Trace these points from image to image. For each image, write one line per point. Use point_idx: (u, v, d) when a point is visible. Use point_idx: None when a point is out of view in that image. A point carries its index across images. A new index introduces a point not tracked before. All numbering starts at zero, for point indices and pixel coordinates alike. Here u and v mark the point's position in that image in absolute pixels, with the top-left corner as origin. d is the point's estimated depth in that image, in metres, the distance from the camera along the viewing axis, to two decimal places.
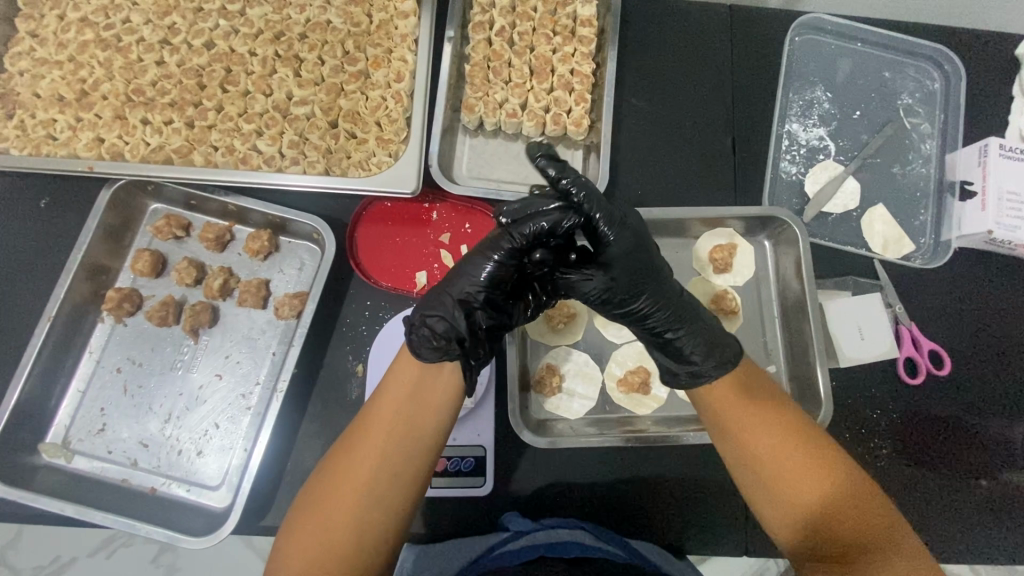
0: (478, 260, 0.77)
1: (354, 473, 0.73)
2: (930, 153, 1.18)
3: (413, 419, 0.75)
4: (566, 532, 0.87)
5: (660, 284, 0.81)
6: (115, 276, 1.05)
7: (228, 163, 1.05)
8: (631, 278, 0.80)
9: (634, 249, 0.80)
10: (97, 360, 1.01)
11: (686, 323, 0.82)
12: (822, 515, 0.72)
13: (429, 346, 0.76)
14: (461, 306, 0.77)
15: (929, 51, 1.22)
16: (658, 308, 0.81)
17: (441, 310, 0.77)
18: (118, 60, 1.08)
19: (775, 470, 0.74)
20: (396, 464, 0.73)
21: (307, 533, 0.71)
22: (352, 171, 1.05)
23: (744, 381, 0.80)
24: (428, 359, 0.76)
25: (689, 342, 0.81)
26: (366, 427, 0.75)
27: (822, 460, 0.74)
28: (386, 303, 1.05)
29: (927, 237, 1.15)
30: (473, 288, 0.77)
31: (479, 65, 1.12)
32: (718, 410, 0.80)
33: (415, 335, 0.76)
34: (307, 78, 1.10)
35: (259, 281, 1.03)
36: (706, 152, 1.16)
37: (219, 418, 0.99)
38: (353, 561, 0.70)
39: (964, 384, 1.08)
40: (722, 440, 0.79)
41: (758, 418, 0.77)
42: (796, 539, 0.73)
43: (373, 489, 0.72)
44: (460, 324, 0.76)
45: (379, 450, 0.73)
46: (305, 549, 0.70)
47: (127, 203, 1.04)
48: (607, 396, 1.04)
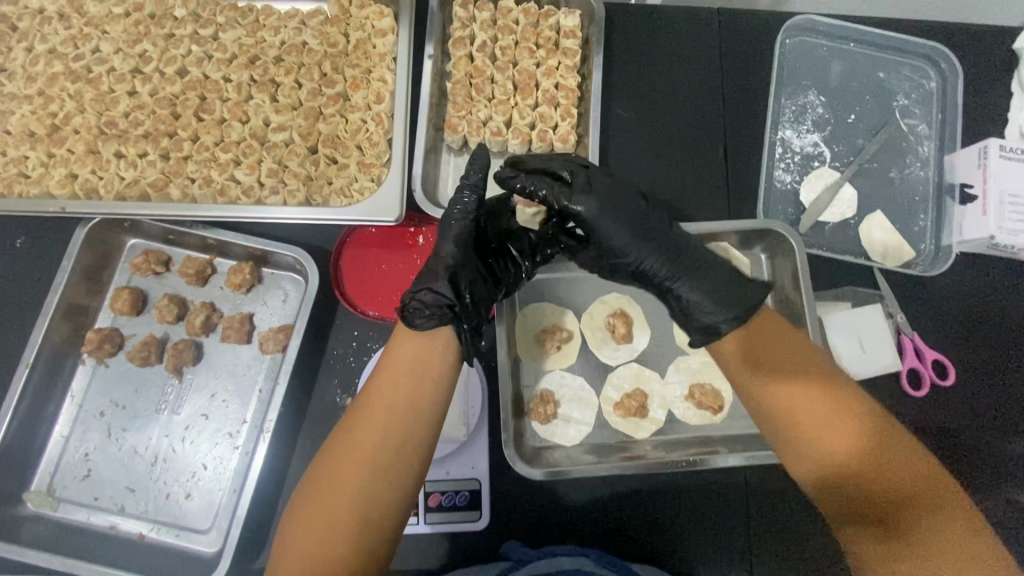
0: (445, 238, 0.81)
1: (358, 450, 0.70)
2: (928, 156, 1.15)
3: (412, 393, 0.73)
4: (568, 560, 0.86)
5: (652, 234, 0.78)
6: (95, 316, 1.02)
7: (206, 196, 1.01)
8: (617, 237, 0.77)
9: (612, 207, 0.77)
10: (80, 404, 0.98)
11: (688, 271, 0.77)
12: (860, 478, 0.66)
13: (423, 316, 0.77)
14: (444, 270, 0.79)
15: (924, 49, 1.18)
16: (654, 260, 0.77)
17: (428, 284, 0.78)
18: (88, 92, 1.05)
19: (800, 427, 0.70)
20: (399, 437, 0.71)
21: (309, 514, 0.69)
22: (334, 198, 1.03)
23: (762, 330, 0.76)
24: (421, 329, 0.76)
25: (687, 290, 0.77)
26: (367, 404, 0.73)
27: (857, 415, 0.68)
28: (373, 332, 1.03)
29: (927, 242, 1.12)
30: (453, 252, 0.80)
31: (461, 83, 1.09)
32: (740, 364, 0.75)
33: (406, 313, 0.77)
34: (285, 103, 1.06)
35: (242, 315, 1.00)
36: (697, 163, 1.13)
37: (207, 459, 0.97)
38: (357, 537, 0.68)
39: (969, 393, 1.05)
40: (753, 402, 0.74)
41: (782, 372, 0.71)
42: (828, 500, 0.69)
43: (376, 463, 0.70)
44: (446, 292, 0.77)
45: (383, 427, 0.71)
46: (310, 529, 0.68)
47: (103, 241, 1.01)
48: (604, 420, 1.01)
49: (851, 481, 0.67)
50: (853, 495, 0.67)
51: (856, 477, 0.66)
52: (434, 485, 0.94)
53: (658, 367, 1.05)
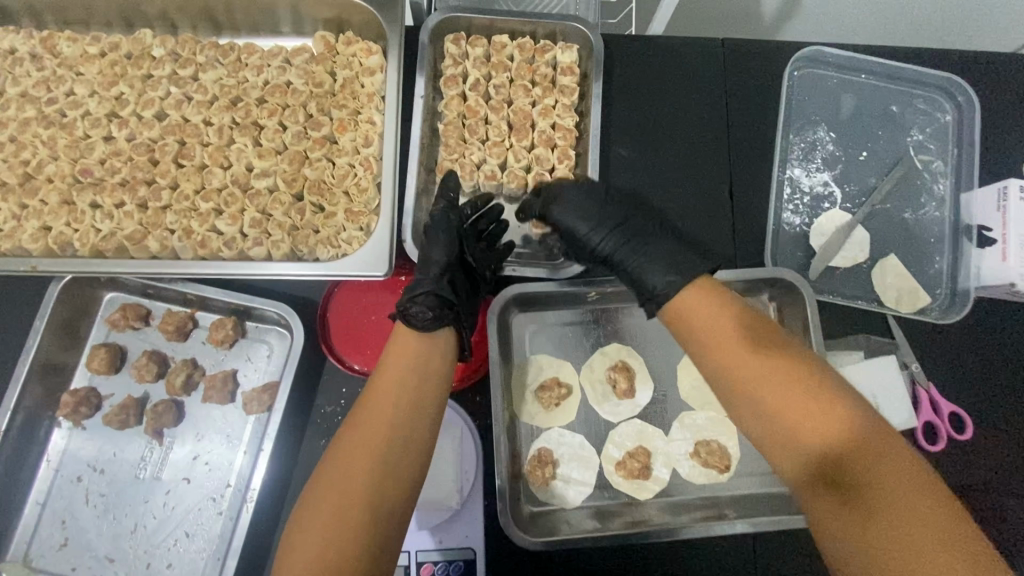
0: (437, 250, 0.88)
1: (367, 437, 0.70)
2: (943, 194, 1.10)
3: (420, 375, 0.76)
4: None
5: (610, 222, 0.89)
6: (72, 374, 0.98)
7: (186, 248, 0.96)
8: (582, 227, 0.89)
9: (579, 204, 0.90)
10: (57, 469, 0.94)
11: (641, 251, 0.85)
12: (809, 441, 0.63)
13: (426, 318, 0.81)
14: (437, 272, 0.86)
15: (939, 81, 1.13)
16: (611, 244, 0.87)
17: (424, 288, 0.83)
18: (63, 139, 1.00)
19: (748, 389, 0.68)
20: (410, 417, 0.73)
21: (322, 500, 0.66)
22: (320, 249, 0.98)
23: (716, 296, 0.75)
24: (423, 328, 0.80)
25: (661, 266, 0.81)
26: (374, 397, 0.74)
27: (803, 377, 0.66)
28: (362, 389, 0.98)
29: (943, 286, 1.07)
30: (443, 256, 0.88)
31: (454, 123, 1.04)
32: (692, 324, 0.75)
33: (404, 316, 0.81)
34: (268, 148, 1.01)
35: (225, 374, 0.96)
36: (701, 205, 1.08)
37: (189, 526, 0.93)
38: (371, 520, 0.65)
39: (986, 449, 1.01)
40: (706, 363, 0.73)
41: (730, 335, 0.71)
42: (789, 465, 0.65)
43: (390, 443, 0.70)
44: (443, 293, 0.83)
45: (391, 416, 0.72)
46: (323, 514, 0.65)
47: (79, 297, 0.96)
48: (605, 480, 0.97)
49: (804, 442, 0.64)
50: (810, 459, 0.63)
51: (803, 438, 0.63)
52: (427, 556, 0.89)
53: (662, 423, 1.00)
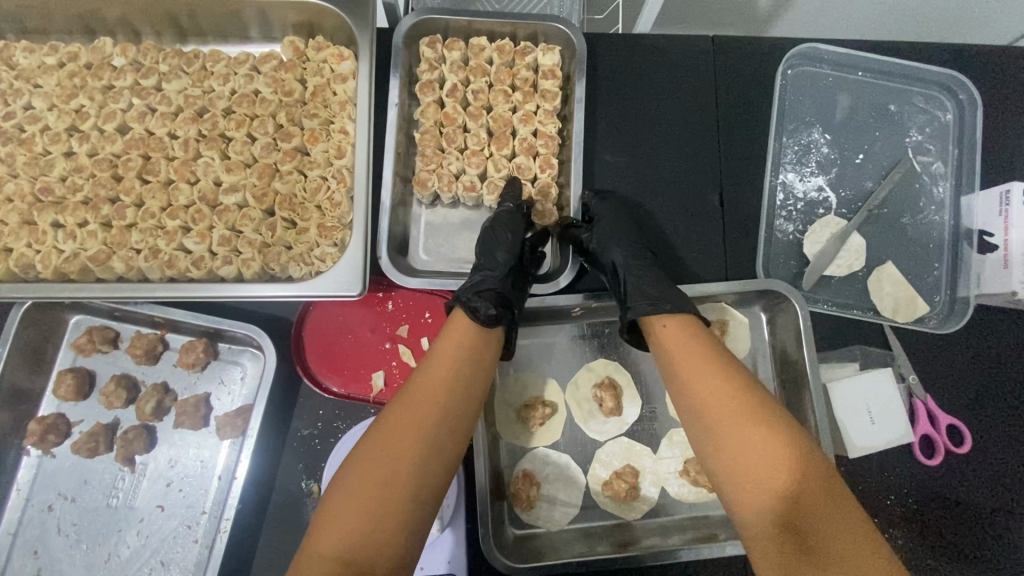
0: (500, 246, 0.89)
1: (413, 423, 0.67)
2: (943, 198, 1.06)
3: (474, 351, 0.76)
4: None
5: (631, 239, 0.91)
6: (39, 401, 0.95)
7: (152, 268, 0.93)
8: (607, 232, 0.91)
9: (616, 215, 0.94)
10: (25, 498, 0.91)
11: (641, 274, 0.86)
12: (773, 482, 0.64)
13: (486, 312, 0.79)
14: (501, 270, 0.86)
15: (940, 78, 1.07)
16: (620, 256, 0.89)
17: (489, 284, 0.83)
18: (21, 155, 0.96)
19: (726, 428, 0.69)
20: (462, 391, 0.73)
21: (373, 460, 0.65)
22: (292, 267, 0.94)
23: (704, 337, 0.77)
24: (487, 325, 0.79)
25: (648, 291, 0.84)
26: (424, 383, 0.71)
27: (771, 422, 0.68)
28: (340, 411, 0.95)
29: (943, 294, 1.03)
30: (506, 256, 0.88)
31: (430, 132, 0.99)
32: (675, 358, 0.76)
33: (466, 305, 0.79)
34: (237, 161, 0.97)
35: (197, 398, 0.93)
36: (690, 213, 1.03)
37: (163, 554, 0.90)
38: (422, 483, 0.65)
39: (985, 463, 0.98)
40: (681, 394, 0.74)
41: (716, 375, 0.72)
42: (750, 508, 0.65)
43: (443, 414, 0.70)
44: (505, 292, 0.83)
45: (441, 404, 0.70)
46: (373, 474, 0.64)
47: (42, 321, 0.93)
48: (591, 501, 0.94)
49: (769, 488, 0.64)
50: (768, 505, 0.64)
51: (766, 479, 0.65)
52: None
53: (650, 441, 0.97)
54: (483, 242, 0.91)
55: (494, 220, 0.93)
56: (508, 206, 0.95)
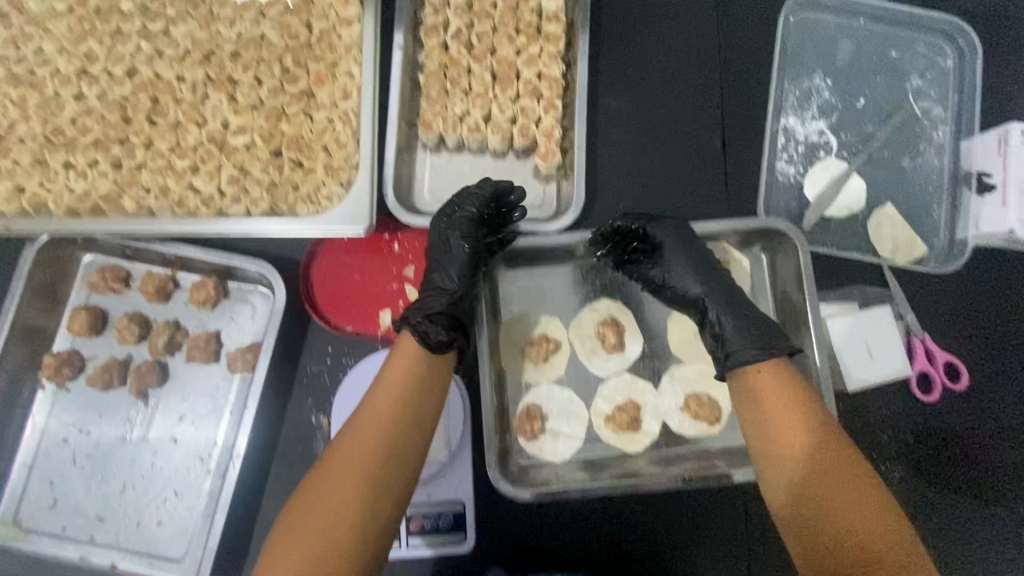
0: (453, 257, 0.87)
1: (360, 455, 0.71)
2: (942, 142, 1.06)
3: (421, 376, 0.79)
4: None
5: (708, 267, 0.86)
6: (53, 338, 0.96)
7: (163, 207, 0.94)
8: (685, 265, 0.86)
9: (683, 238, 0.88)
10: (42, 431, 0.93)
11: (734, 310, 0.82)
12: (841, 518, 0.67)
13: (436, 337, 0.81)
14: (456, 290, 0.86)
15: (941, 24, 1.08)
16: (711, 293, 0.84)
17: (438, 307, 0.83)
18: (33, 97, 0.97)
19: (808, 473, 0.70)
20: (408, 416, 0.76)
21: (317, 485, 0.70)
22: (300, 206, 0.95)
23: (797, 379, 0.77)
24: (436, 349, 0.80)
25: (750, 330, 0.80)
26: (370, 413, 0.75)
27: (847, 464, 0.70)
28: (349, 348, 0.97)
29: (942, 236, 1.04)
30: (461, 274, 0.87)
31: (435, 75, 1.00)
32: (755, 391, 0.77)
33: (415, 331, 0.80)
34: (244, 103, 0.98)
35: (209, 334, 0.95)
36: (692, 156, 1.04)
37: (178, 484, 0.93)
38: (367, 505, 0.69)
39: (981, 399, 0.99)
40: (754, 428, 0.77)
41: (801, 416, 0.73)
42: (812, 541, 0.68)
43: (386, 439, 0.73)
44: (461, 317, 0.85)
45: (389, 435, 0.73)
46: (318, 497, 0.69)
47: (55, 258, 0.94)
48: (594, 434, 0.97)
49: (846, 533, 0.66)
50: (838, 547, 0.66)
51: (836, 517, 0.67)
52: (416, 508, 0.90)
53: (652, 377, 0.99)
54: (435, 255, 0.89)
55: (451, 226, 0.88)
56: (469, 208, 0.88)
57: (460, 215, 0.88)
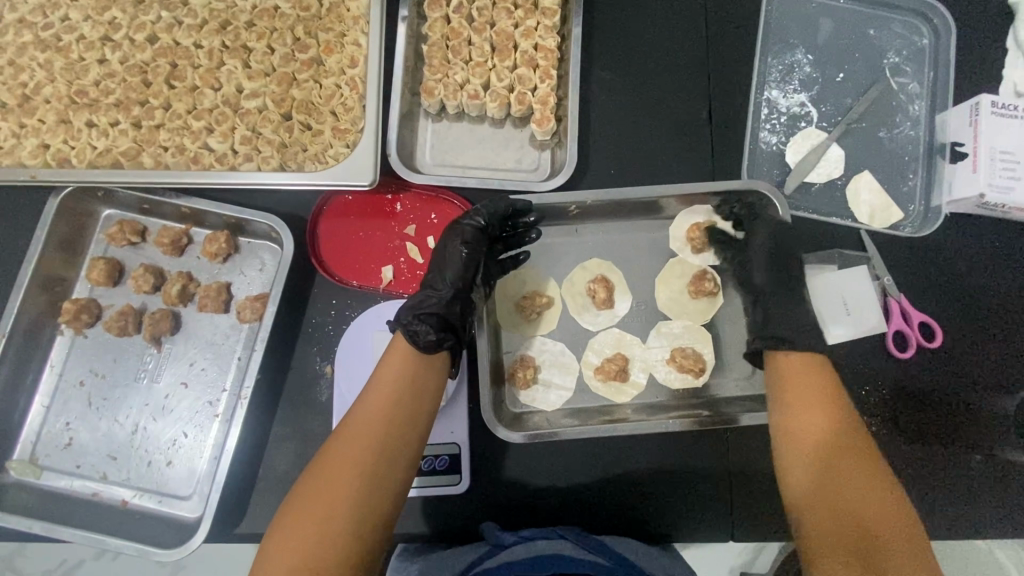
0: (450, 262, 0.92)
1: (350, 460, 0.77)
2: (918, 114, 1.12)
3: (415, 380, 0.84)
4: (546, 545, 0.85)
5: (784, 270, 0.96)
6: (72, 287, 1.02)
7: (180, 164, 1.00)
8: (768, 265, 0.96)
9: (775, 240, 0.97)
10: (59, 374, 0.98)
11: (787, 309, 0.93)
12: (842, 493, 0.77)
13: (425, 339, 0.86)
14: (448, 293, 0.91)
15: (916, 5, 1.14)
16: (766, 291, 0.95)
17: (430, 309, 0.89)
18: (59, 61, 1.03)
19: (817, 459, 0.80)
20: (402, 418, 0.81)
21: (315, 485, 0.76)
22: (309, 165, 1.01)
23: (828, 380, 0.86)
24: (425, 350, 0.86)
25: (799, 331, 0.90)
26: (362, 420, 0.80)
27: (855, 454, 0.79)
28: (352, 301, 1.02)
29: (917, 203, 1.09)
30: (454, 278, 0.92)
31: (437, 45, 1.07)
32: (783, 382, 0.87)
33: (406, 331, 0.87)
34: (257, 69, 1.04)
35: (219, 284, 1.00)
36: (680, 126, 1.10)
37: (187, 427, 0.97)
38: (361, 504, 0.75)
39: (958, 356, 1.03)
40: (778, 413, 0.86)
41: (821, 411, 0.83)
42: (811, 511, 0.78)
43: (380, 441, 0.78)
44: (449, 318, 0.89)
45: (377, 443, 0.78)
46: (315, 497, 0.74)
47: (76, 211, 1.00)
48: (584, 385, 1.01)
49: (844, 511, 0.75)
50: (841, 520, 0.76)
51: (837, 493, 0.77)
52: None
53: (640, 332, 1.04)
54: (437, 259, 0.94)
55: (452, 236, 0.94)
56: (476, 219, 0.94)
57: (460, 225, 0.94)
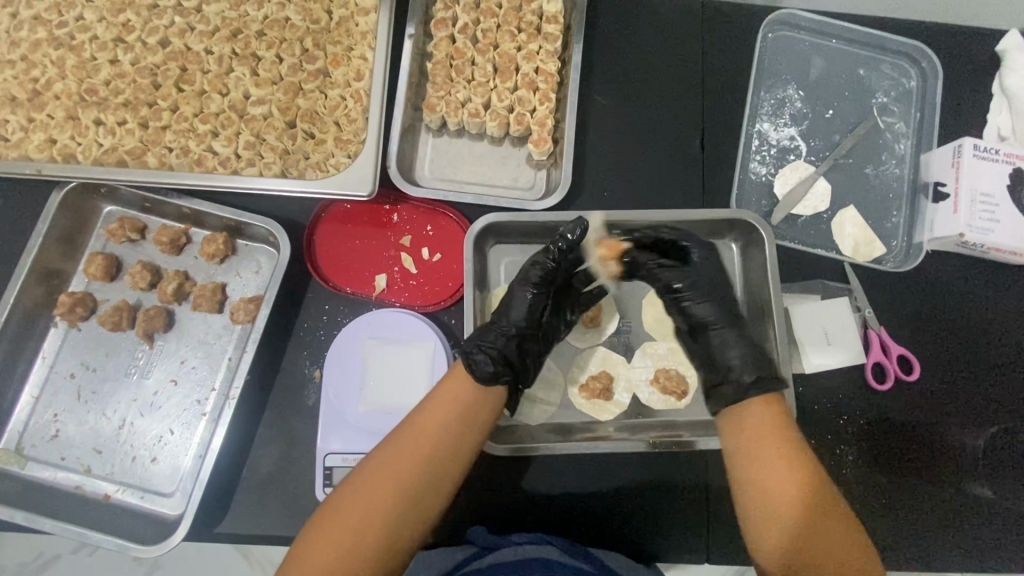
0: (518, 297, 0.91)
1: (394, 479, 0.75)
2: (903, 154, 1.16)
3: (464, 411, 0.81)
4: (533, 549, 0.88)
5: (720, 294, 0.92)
6: (69, 280, 1.03)
7: (183, 165, 1.02)
8: (709, 288, 0.92)
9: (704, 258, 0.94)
10: (50, 365, 0.99)
11: (735, 338, 0.88)
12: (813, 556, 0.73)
13: (485, 370, 0.83)
14: (510, 327, 0.89)
15: (905, 48, 1.18)
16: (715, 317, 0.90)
17: (492, 340, 0.87)
18: (71, 59, 1.06)
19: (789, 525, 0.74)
20: (445, 449, 0.79)
21: (348, 505, 0.74)
22: (309, 172, 1.04)
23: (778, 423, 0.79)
24: (483, 382, 0.83)
25: (755, 362, 0.85)
26: (404, 444, 0.78)
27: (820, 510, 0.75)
28: (345, 307, 1.04)
29: (899, 239, 1.12)
30: (519, 314, 0.90)
31: (441, 63, 1.10)
32: (741, 436, 0.80)
33: (467, 361, 0.84)
34: (265, 77, 1.07)
35: (215, 285, 1.02)
36: (674, 152, 1.13)
37: (174, 424, 0.98)
38: (390, 530, 0.74)
39: (934, 389, 1.05)
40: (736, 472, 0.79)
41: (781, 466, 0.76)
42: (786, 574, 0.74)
43: (421, 471, 0.76)
44: (510, 354, 0.86)
45: (417, 471, 0.76)
46: (346, 516, 0.74)
47: (78, 206, 1.01)
48: (568, 401, 1.03)
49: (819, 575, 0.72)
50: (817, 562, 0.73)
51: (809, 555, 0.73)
52: None
53: (625, 351, 1.06)
54: (506, 297, 0.93)
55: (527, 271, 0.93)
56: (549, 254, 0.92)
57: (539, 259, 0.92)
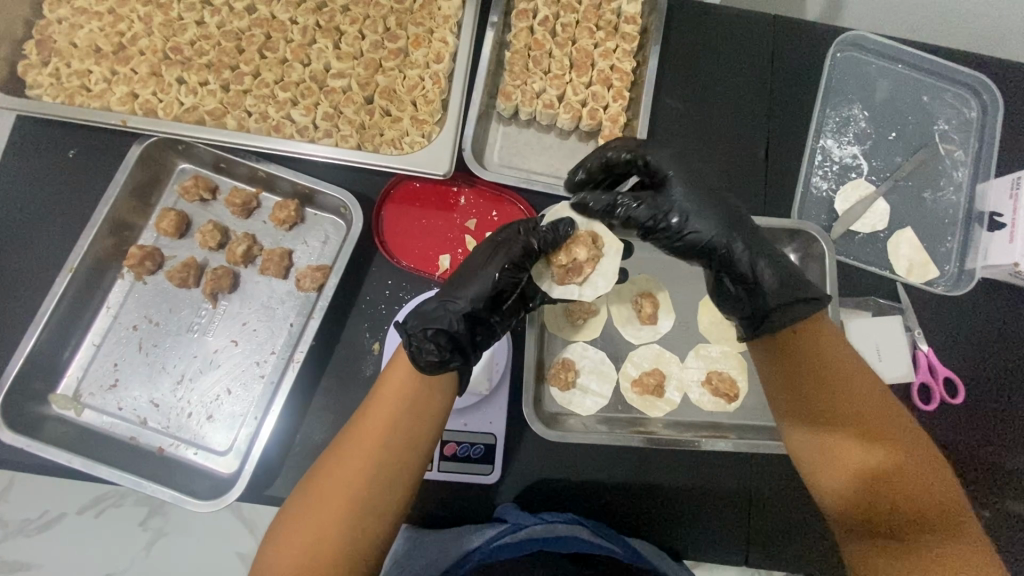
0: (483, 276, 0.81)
1: (344, 476, 0.73)
2: (961, 181, 1.18)
3: (415, 400, 0.78)
4: (566, 528, 0.88)
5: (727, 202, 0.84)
6: (138, 234, 1.04)
7: (262, 130, 1.04)
8: (713, 200, 0.84)
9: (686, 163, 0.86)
10: (114, 316, 1.00)
11: (763, 254, 0.83)
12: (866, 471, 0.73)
13: (428, 357, 0.77)
14: (466, 309, 0.80)
15: (969, 79, 1.21)
16: (734, 236, 0.83)
17: (442, 322, 0.79)
18: (158, 16, 1.07)
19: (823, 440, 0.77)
20: (397, 440, 0.76)
21: (308, 509, 0.73)
22: (385, 148, 1.05)
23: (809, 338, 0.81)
24: (427, 371, 0.77)
25: (781, 288, 0.82)
26: (354, 438, 0.76)
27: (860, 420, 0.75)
28: (407, 284, 1.05)
29: (951, 264, 1.15)
30: (478, 295, 0.81)
31: (520, 53, 1.12)
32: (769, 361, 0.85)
33: (414, 346, 0.77)
34: (347, 52, 1.09)
35: (282, 251, 1.02)
36: (738, 160, 1.15)
37: (231, 384, 0.99)
38: (353, 529, 0.72)
39: (978, 413, 1.07)
40: (777, 397, 0.84)
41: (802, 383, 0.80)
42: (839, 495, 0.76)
43: (372, 465, 0.74)
44: (461, 337, 0.80)
45: (368, 467, 0.74)
46: (306, 521, 0.72)
47: (155, 161, 1.02)
48: (620, 395, 1.04)
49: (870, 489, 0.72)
50: (877, 493, 0.72)
51: (863, 469, 0.73)
52: (452, 435, 0.98)
53: (679, 350, 1.08)
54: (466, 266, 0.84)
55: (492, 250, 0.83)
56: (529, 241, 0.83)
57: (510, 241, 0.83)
